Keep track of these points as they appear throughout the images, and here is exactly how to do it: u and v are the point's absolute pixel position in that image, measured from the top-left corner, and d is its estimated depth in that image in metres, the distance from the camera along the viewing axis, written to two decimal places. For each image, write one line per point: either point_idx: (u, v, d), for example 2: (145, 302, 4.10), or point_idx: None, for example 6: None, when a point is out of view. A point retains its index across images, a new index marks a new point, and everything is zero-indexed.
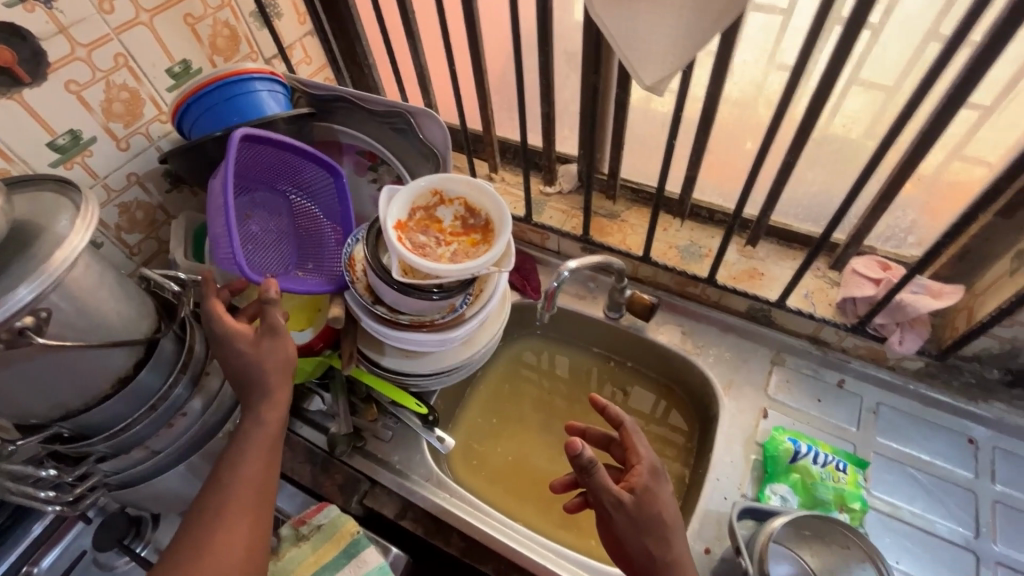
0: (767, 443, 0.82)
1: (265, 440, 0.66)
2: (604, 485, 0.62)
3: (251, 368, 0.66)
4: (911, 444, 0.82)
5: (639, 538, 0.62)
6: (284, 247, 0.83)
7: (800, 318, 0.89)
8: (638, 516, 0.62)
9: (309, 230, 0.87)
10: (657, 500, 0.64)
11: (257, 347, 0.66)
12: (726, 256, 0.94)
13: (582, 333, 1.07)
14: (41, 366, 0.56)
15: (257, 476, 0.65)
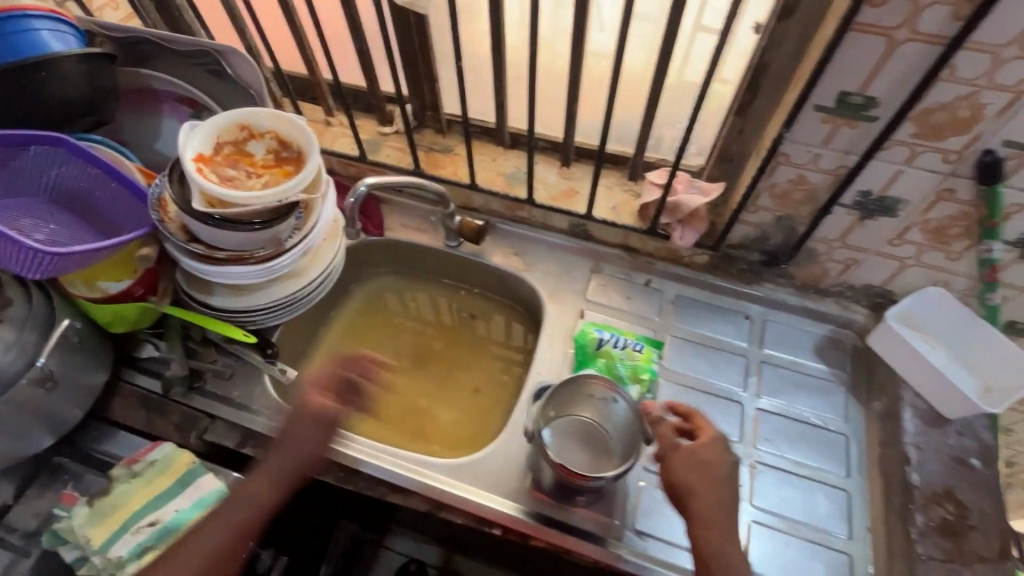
0: (579, 336, 0.92)
1: (268, 498, 0.75)
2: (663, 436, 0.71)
3: (300, 447, 0.78)
4: (700, 325, 0.96)
5: (688, 482, 0.67)
6: (78, 234, 0.83)
7: (610, 228, 0.99)
8: (692, 463, 0.68)
9: (81, 205, 0.85)
10: (711, 449, 0.69)
11: (317, 439, 0.79)
12: (545, 177, 1.02)
13: (430, 265, 1.12)
14: None
15: (247, 520, 0.73)
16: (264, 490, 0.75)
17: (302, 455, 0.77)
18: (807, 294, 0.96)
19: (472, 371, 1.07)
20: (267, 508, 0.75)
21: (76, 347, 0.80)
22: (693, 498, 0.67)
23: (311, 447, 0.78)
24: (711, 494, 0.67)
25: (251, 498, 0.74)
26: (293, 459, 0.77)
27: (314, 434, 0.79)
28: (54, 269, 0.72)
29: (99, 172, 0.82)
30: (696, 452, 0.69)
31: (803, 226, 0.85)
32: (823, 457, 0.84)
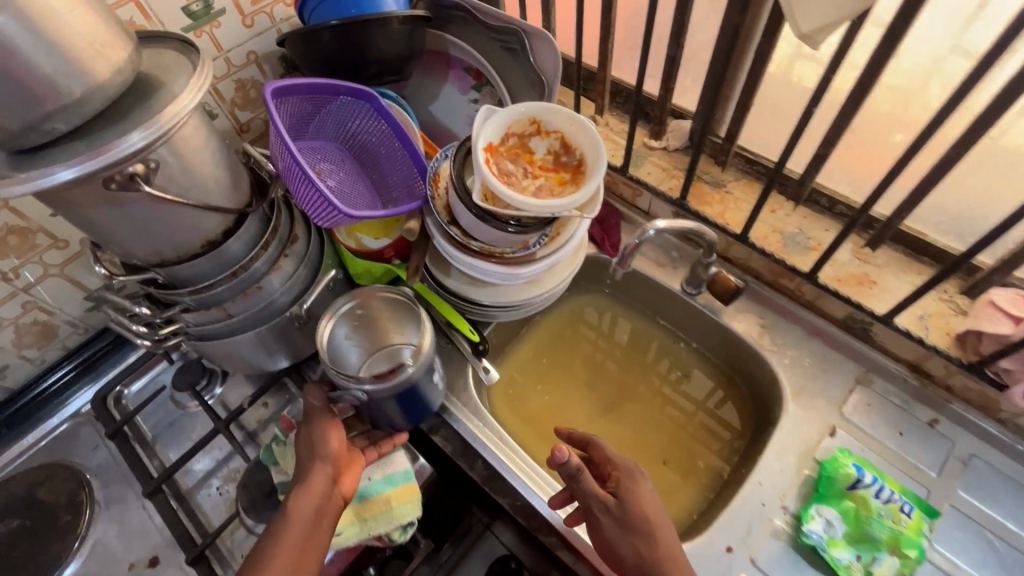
0: (826, 461, 0.75)
1: (311, 503, 0.67)
2: (580, 485, 0.68)
3: (329, 434, 0.72)
4: (997, 507, 0.72)
5: (625, 537, 0.66)
6: (362, 188, 0.88)
7: (906, 342, 0.78)
8: (621, 518, 0.66)
9: (369, 159, 0.89)
10: (642, 500, 0.67)
11: (331, 429, 0.72)
12: (837, 253, 0.83)
13: (654, 303, 1.01)
14: (147, 212, 0.61)
15: (302, 525, 0.66)
16: (307, 499, 0.67)
17: (316, 449, 0.71)
18: None
19: (661, 433, 0.95)
20: (310, 517, 0.67)
21: (328, 292, 0.85)
22: (648, 562, 0.64)
23: (332, 439, 0.72)
24: (657, 549, 0.65)
25: (286, 510, 0.66)
26: (313, 462, 0.70)
27: (321, 423, 0.72)
28: (340, 220, 0.74)
29: (391, 131, 0.85)
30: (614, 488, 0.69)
31: None
32: None
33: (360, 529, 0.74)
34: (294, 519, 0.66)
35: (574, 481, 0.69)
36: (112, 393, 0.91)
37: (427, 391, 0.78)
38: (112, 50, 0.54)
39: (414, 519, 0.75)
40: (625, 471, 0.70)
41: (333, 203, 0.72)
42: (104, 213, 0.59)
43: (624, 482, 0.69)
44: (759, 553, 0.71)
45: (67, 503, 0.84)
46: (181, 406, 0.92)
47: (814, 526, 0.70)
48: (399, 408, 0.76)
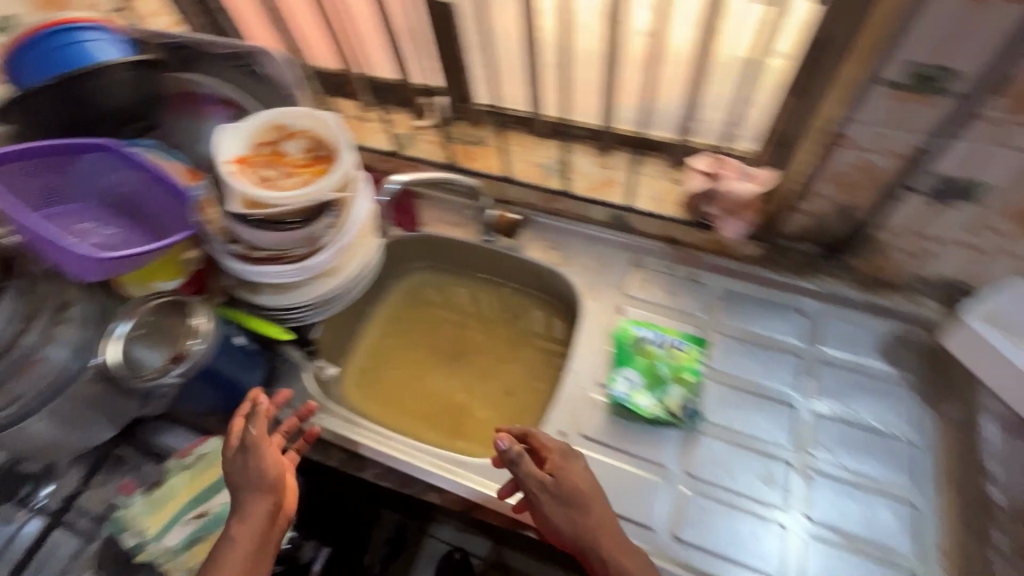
0: (617, 333, 0.88)
1: (252, 528, 0.68)
2: (527, 473, 0.71)
3: (267, 458, 0.72)
4: (749, 322, 0.90)
5: (565, 512, 0.69)
6: (136, 238, 0.87)
7: (650, 219, 0.95)
8: (559, 496, 0.70)
9: (138, 208, 0.87)
10: (574, 474, 0.71)
11: (266, 450, 0.73)
12: (582, 167, 0.99)
13: (465, 259, 1.09)
14: None
15: (248, 550, 0.67)
16: (248, 527, 0.68)
17: (258, 474, 0.71)
18: (869, 287, 0.87)
19: (507, 372, 1.03)
20: (257, 541, 0.67)
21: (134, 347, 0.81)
22: (586, 527, 0.68)
23: (268, 459, 0.72)
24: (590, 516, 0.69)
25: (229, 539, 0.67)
26: (251, 486, 0.70)
27: (264, 448, 0.72)
28: (98, 274, 0.73)
29: (146, 173, 0.83)
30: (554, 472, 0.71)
31: (865, 215, 0.77)
32: (888, 468, 0.76)
33: None
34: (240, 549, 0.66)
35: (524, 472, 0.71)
36: None
37: (234, 375, 0.84)
38: None
39: None
40: (562, 459, 0.73)
41: (80, 259, 0.71)
42: None
43: (558, 461, 0.72)
44: (586, 426, 0.82)
45: None
46: None
47: (619, 387, 0.83)
48: (209, 390, 0.82)
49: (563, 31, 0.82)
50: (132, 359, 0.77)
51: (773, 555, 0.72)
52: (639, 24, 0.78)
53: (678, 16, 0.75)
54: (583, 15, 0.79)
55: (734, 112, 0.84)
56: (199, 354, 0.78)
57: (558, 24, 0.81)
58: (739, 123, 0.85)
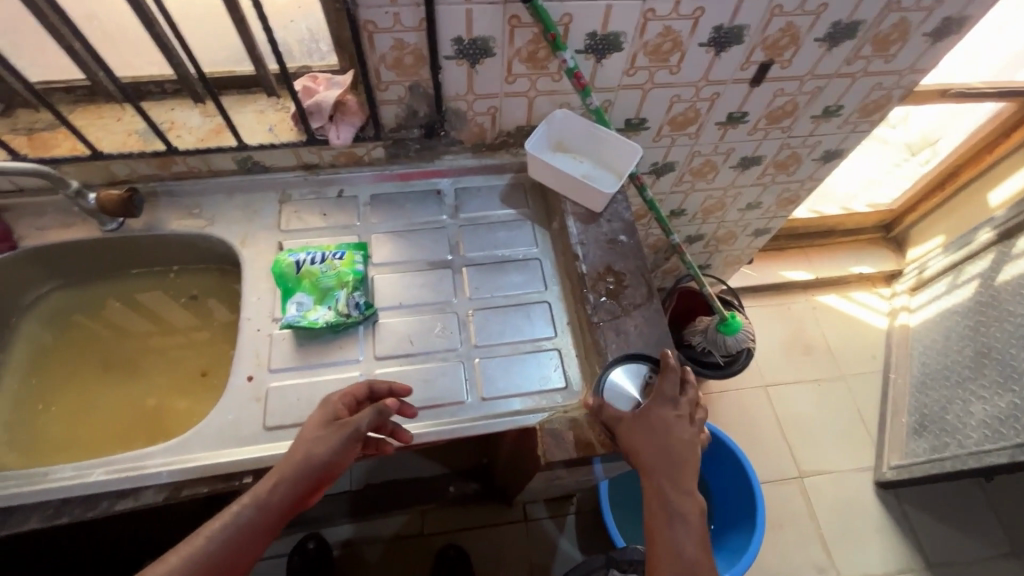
0: (275, 267, 0.89)
1: (246, 522, 0.65)
2: (664, 396, 0.78)
3: (329, 453, 0.69)
4: (401, 215, 0.99)
5: (649, 446, 0.74)
6: None
7: (273, 151, 0.94)
8: (641, 424, 0.76)
9: None
10: (664, 421, 0.76)
11: (343, 440, 0.70)
12: (185, 121, 0.93)
13: (104, 261, 0.97)
14: None
15: (242, 538, 0.65)
16: (262, 513, 0.66)
17: (311, 462, 0.69)
18: (480, 153, 1.02)
19: (205, 353, 0.98)
20: (266, 528, 0.67)
21: None
22: (648, 459, 0.73)
23: (338, 453, 0.70)
24: (660, 448, 0.74)
25: (233, 515, 0.66)
26: (302, 467, 0.68)
27: (341, 450, 0.70)
28: None
29: None
30: (671, 401, 0.78)
31: (431, 89, 0.89)
32: (527, 282, 0.94)
33: None
34: (247, 529, 0.65)
35: (656, 392, 0.78)
36: None
37: None
38: None
39: None
40: (679, 401, 0.78)
41: None
42: None
43: (659, 404, 0.77)
44: (272, 360, 0.83)
45: None
46: None
47: (290, 312, 0.85)
48: None
49: None
50: None
51: (459, 385, 0.84)
52: None
53: None
54: None
55: None
56: None
57: None
58: None
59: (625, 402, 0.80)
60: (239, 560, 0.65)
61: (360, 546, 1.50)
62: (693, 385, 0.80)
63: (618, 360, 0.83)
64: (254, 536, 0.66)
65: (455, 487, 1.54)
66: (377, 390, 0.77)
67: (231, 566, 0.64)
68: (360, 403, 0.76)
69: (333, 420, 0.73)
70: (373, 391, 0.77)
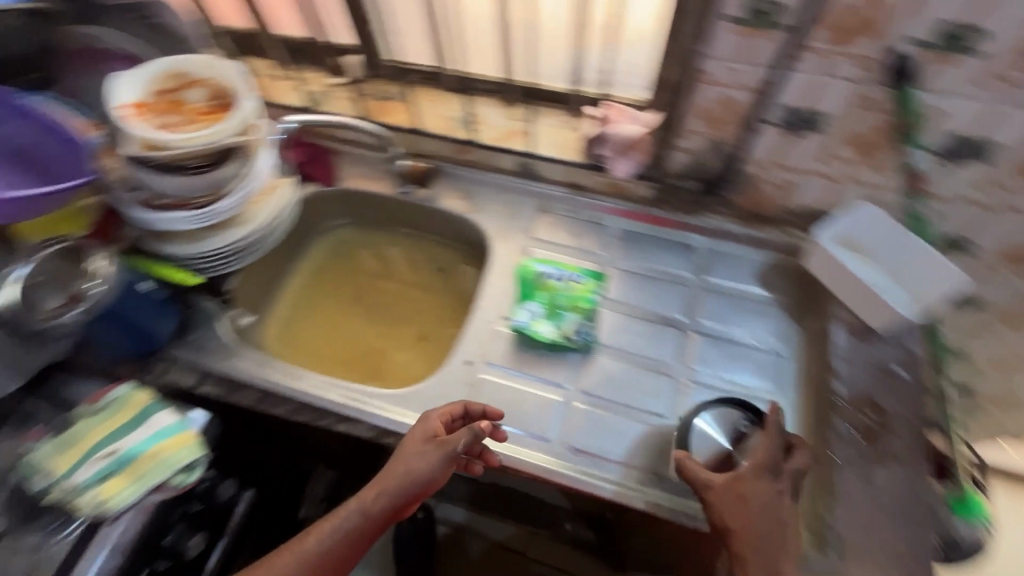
0: (520, 271, 0.94)
1: (357, 520, 0.73)
2: (769, 466, 0.70)
3: (428, 470, 0.74)
4: (647, 258, 0.97)
5: (744, 512, 0.67)
6: (25, 178, 0.85)
7: (555, 165, 1.01)
8: (733, 497, 0.68)
9: (32, 151, 0.85)
10: (761, 492, 0.68)
11: (444, 458, 0.74)
12: (491, 118, 1.03)
13: (385, 214, 1.13)
14: None
15: (352, 536, 0.72)
16: (369, 516, 0.73)
17: (414, 476, 0.73)
18: (749, 222, 0.95)
19: (430, 318, 1.09)
20: (374, 529, 0.74)
21: (41, 282, 0.77)
22: (736, 534, 0.66)
23: (438, 468, 0.74)
24: (749, 526, 0.66)
25: (343, 513, 0.73)
26: (407, 479, 0.73)
27: (439, 465, 0.74)
28: None
29: (35, 112, 0.82)
30: (774, 465, 0.71)
31: (733, 148, 0.85)
32: (758, 376, 0.86)
33: (137, 486, 0.76)
34: (358, 531, 0.72)
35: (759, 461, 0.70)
36: None
37: (143, 319, 0.84)
38: None
39: (196, 457, 0.80)
40: (780, 472, 0.71)
41: None
42: None
43: (765, 474, 0.70)
44: (491, 354, 0.89)
45: None
46: None
47: (522, 317, 0.89)
48: (122, 339, 0.84)
49: None
50: (31, 303, 0.76)
51: (658, 456, 0.80)
52: None
53: None
54: None
55: (615, 58, 0.89)
56: (93, 294, 0.77)
57: None
58: (628, 70, 0.90)
59: (702, 449, 0.75)
60: (350, 556, 0.73)
61: (467, 536, 1.53)
62: (799, 452, 0.73)
63: (710, 407, 0.77)
64: (364, 532, 0.73)
65: (571, 526, 1.49)
66: (472, 412, 0.79)
67: (344, 561, 0.72)
68: (456, 422, 0.79)
69: (433, 437, 0.76)
70: (469, 411, 0.79)
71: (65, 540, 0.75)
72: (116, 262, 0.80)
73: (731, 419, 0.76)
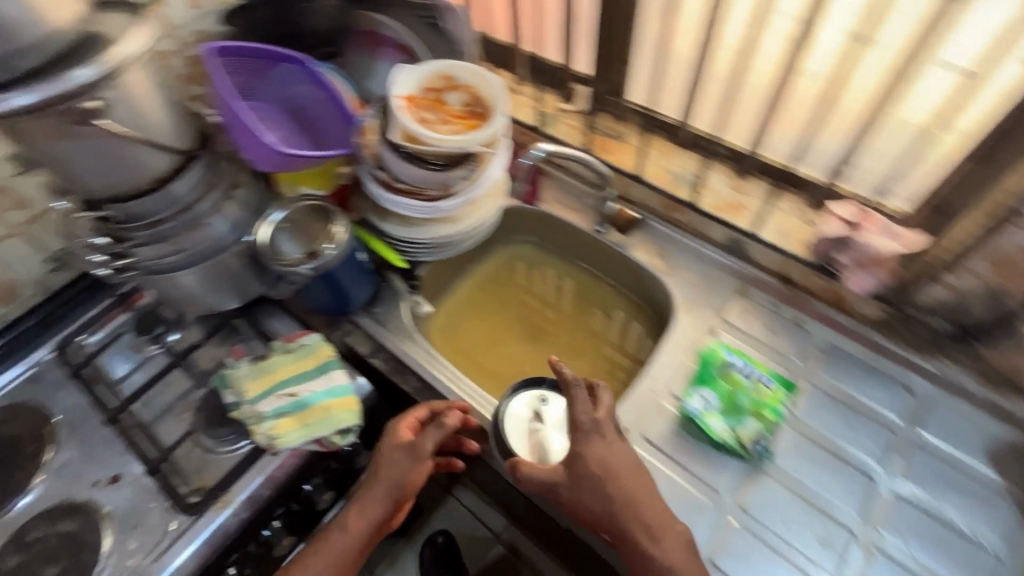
0: (704, 352, 0.87)
1: (354, 529, 0.79)
2: (586, 429, 0.74)
3: (404, 471, 0.81)
4: (851, 383, 0.86)
5: (601, 496, 0.71)
6: (300, 137, 0.97)
7: (772, 253, 0.93)
8: (580, 482, 0.72)
9: (311, 116, 0.98)
10: (619, 457, 0.73)
11: (415, 463, 0.81)
12: (716, 185, 0.98)
13: (570, 245, 1.12)
14: (88, 148, 0.70)
15: (351, 542, 0.79)
16: (363, 518, 0.80)
17: (393, 485, 0.80)
18: (994, 385, 0.82)
19: (583, 360, 1.07)
20: (366, 538, 0.80)
21: (291, 230, 0.89)
22: (604, 514, 0.71)
23: (416, 471, 0.82)
24: (625, 500, 0.71)
25: (345, 521, 0.79)
26: (386, 488, 0.80)
27: (415, 465, 0.81)
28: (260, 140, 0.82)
29: (326, 85, 0.94)
30: (596, 430, 0.74)
31: (1016, 304, 0.73)
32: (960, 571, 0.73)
33: (303, 433, 0.83)
34: (349, 544, 0.78)
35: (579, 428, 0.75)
36: (73, 341, 0.97)
37: (349, 284, 0.93)
38: (65, 8, 0.62)
39: (352, 425, 0.85)
40: (602, 424, 0.75)
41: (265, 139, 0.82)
42: (64, 142, 0.68)
43: (580, 445, 0.73)
44: (649, 430, 0.84)
45: (31, 434, 0.89)
46: (141, 351, 0.98)
47: (694, 403, 0.83)
48: (328, 296, 0.93)
49: (731, 57, 0.82)
50: (274, 244, 0.87)
51: None
52: (818, 69, 0.75)
53: (866, 59, 0.71)
54: (764, 37, 0.77)
55: (892, 166, 0.78)
56: (326, 256, 0.86)
57: (733, 57, 0.81)
58: (903, 182, 0.79)
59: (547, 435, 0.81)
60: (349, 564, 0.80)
61: None
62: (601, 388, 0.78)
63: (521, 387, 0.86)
64: (358, 541, 0.79)
65: None
66: (439, 412, 0.86)
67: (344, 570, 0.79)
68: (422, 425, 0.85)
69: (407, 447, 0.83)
70: (433, 412, 0.86)
71: (234, 452, 0.85)
72: (346, 230, 0.88)
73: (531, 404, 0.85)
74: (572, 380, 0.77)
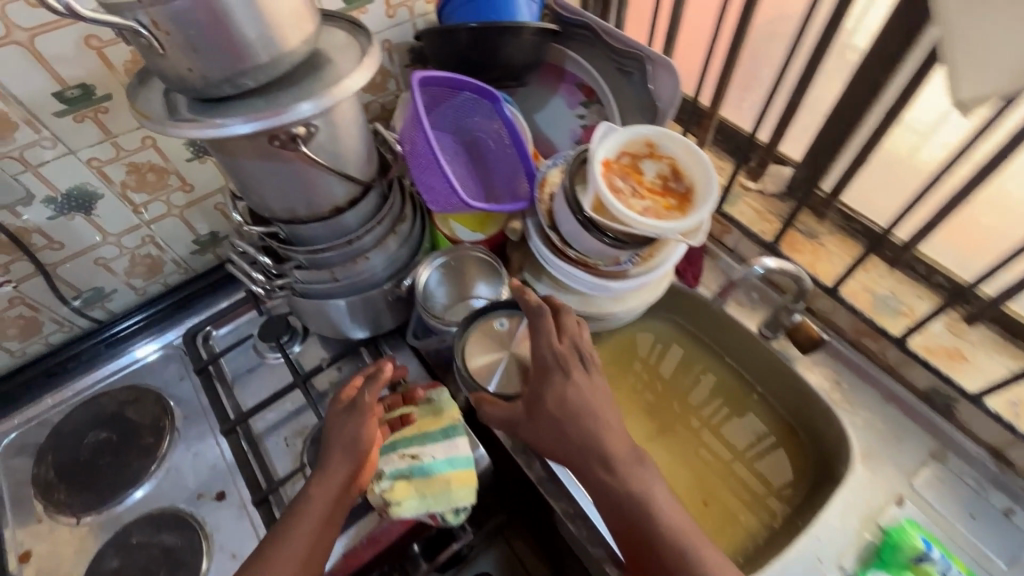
0: (892, 529, 0.74)
1: (322, 499, 0.68)
2: (542, 365, 0.70)
3: (360, 421, 0.72)
4: None
5: (556, 432, 0.68)
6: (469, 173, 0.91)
7: (993, 424, 0.77)
8: (536, 419, 0.70)
9: (483, 151, 0.91)
10: (577, 392, 0.68)
11: (362, 415, 0.72)
12: (930, 323, 0.83)
13: (720, 339, 0.96)
14: (278, 170, 0.65)
15: (324, 508, 0.67)
16: (325, 485, 0.68)
17: (348, 442, 0.70)
18: None
19: (711, 478, 0.87)
20: (333, 514, 0.68)
21: (447, 276, 0.84)
22: (563, 447, 0.68)
23: (366, 426, 0.71)
24: (587, 435, 0.67)
25: (309, 495, 0.68)
26: (342, 447, 0.70)
27: (365, 413, 0.72)
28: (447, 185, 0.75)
29: (511, 124, 0.86)
30: (560, 366, 0.70)
31: None
32: None
33: (418, 504, 0.75)
34: (317, 515, 0.67)
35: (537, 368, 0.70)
36: (202, 332, 0.97)
37: None
38: (298, 29, 0.57)
39: (468, 505, 0.77)
40: (562, 355, 0.70)
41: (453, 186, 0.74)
42: (259, 163, 0.63)
43: (542, 385, 0.69)
44: None
45: (151, 426, 0.87)
46: (263, 357, 0.95)
47: None
48: None
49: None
50: (428, 288, 0.83)
51: None
52: None
53: None
54: None
55: None
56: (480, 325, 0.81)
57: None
58: None
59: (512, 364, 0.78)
60: (320, 550, 0.66)
61: None
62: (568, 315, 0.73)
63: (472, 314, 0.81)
64: (326, 509, 0.67)
65: None
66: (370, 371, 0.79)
67: (313, 557, 0.66)
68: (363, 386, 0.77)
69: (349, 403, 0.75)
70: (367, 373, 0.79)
71: None
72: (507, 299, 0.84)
73: (489, 328, 0.80)
74: (537, 305, 0.71)
